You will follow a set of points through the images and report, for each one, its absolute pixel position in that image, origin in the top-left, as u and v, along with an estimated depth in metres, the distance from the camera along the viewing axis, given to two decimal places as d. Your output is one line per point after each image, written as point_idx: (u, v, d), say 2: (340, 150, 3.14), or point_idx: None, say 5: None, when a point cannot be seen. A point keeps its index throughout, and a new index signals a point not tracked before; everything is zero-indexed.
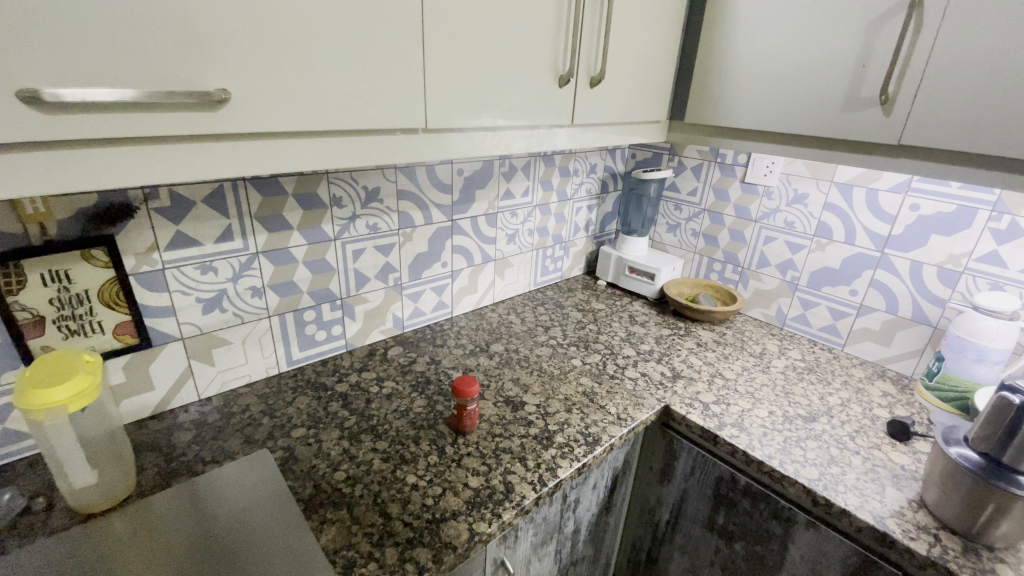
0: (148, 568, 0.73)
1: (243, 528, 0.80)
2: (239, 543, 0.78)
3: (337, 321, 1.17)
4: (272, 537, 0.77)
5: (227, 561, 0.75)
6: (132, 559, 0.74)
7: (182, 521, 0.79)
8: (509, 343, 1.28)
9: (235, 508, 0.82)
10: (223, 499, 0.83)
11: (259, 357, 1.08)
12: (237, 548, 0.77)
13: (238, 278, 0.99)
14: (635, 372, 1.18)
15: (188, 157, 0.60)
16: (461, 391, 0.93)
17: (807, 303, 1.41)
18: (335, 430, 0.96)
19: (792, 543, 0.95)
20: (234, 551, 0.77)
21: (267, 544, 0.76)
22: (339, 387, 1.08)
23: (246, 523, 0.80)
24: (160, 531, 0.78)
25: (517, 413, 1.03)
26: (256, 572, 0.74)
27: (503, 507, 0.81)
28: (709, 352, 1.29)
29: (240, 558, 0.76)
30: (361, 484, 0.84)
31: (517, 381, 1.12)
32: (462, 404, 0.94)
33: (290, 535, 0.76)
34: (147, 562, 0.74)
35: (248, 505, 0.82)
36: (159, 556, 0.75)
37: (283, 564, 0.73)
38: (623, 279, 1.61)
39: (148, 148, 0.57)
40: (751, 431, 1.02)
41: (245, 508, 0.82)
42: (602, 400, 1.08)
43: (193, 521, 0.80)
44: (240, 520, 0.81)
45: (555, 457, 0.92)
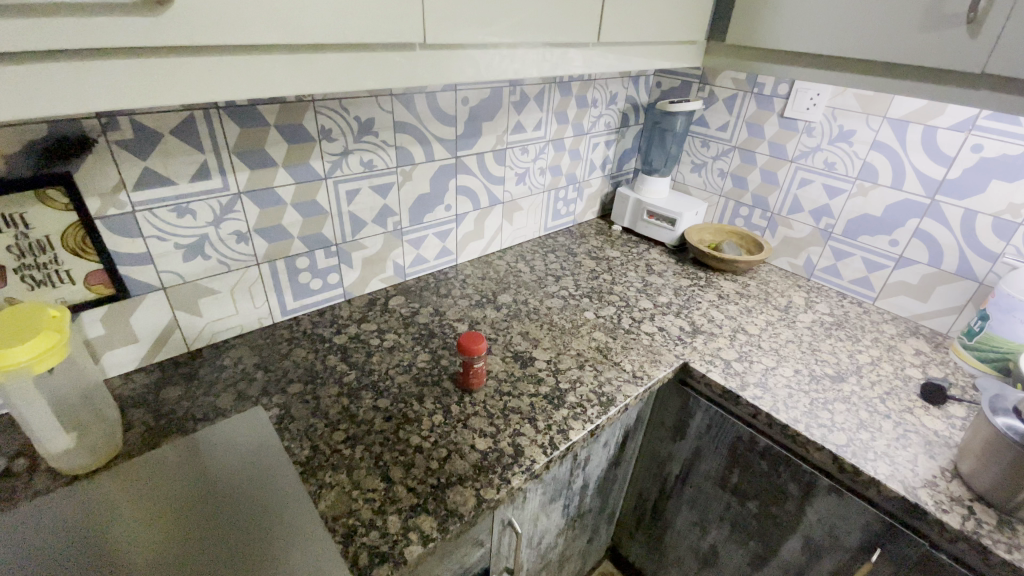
0: (139, 532, 0.70)
1: (234, 488, 0.75)
2: (231, 504, 0.74)
3: (333, 269, 1.08)
4: (268, 499, 0.73)
5: (219, 524, 0.71)
6: (127, 519, 0.70)
7: (170, 482, 0.75)
8: (517, 294, 1.19)
9: (226, 468, 0.77)
10: (213, 457, 0.79)
11: (251, 307, 1.00)
12: (230, 508, 0.73)
13: (220, 222, 0.90)
14: (652, 327, 1.11)
15: (126, 77, 0.47)
16: (467, 342, 0.86)
17: (840, 253, 1.30)
18: (334, 385, 0.90)
19: (810, 506, 0.92)
20: (227, 511, 0.73)
21: (261, 507, 0.72)
22: (337, 339, 1.02)
23: (239, 483, 0.76)
24: (149, 492, 0.74)
25: (527, 369, 0.96)
26: (254, 534, 0.70)
27: (512, 472, 0.77)
28: (731, 306, 1.21)
29: (233, 520, 0.72)
30: (363, 445, 0.79)
31: (526, 336, 1.05)
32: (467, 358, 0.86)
33: (284, 500, 0.72)
34: (140, 524, 0.71)
35: (240, 465, 0.77)
36: (157, 516, 0.72)
37: (278, 529, 0.69)
38: (640, 223, 1.50)
39: (70, 66, 0.45)
40: (776, 392, 0.96)
41: (237, 467, 0.77)
42: (617, 356, 1.01)
43: (183, 482, 0.75)
44: (231, 481, 0.76)
45: (567, 418, 0.86)
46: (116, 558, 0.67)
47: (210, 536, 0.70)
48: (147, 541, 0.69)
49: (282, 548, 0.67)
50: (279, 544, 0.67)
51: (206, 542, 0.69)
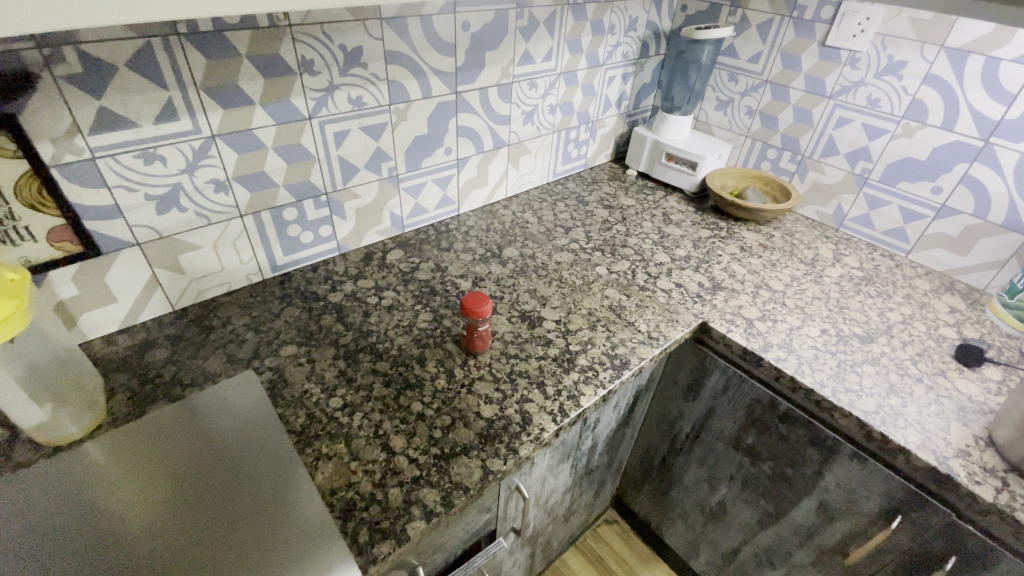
0: (127, 499, 0.65)
1: (228, 455, 0.71)
2: (225, 470, 0.69)
3: (325, 220, 1.00)
4: (263, 469, 0.68)
5: (212, 491, 0.67)
6: (115, 485, 0.66)
7: (160, 447, 0.71)
8: (524, 247, 1.11)
9: (220, 435, 0.73)
10: (206, 423, 0.74)
11: (237, 263, 0.93)
12: (223, 475, 0.68)
13: (194, 170, 0.81)
14: (669, 283, 1.03)
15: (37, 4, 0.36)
16: (468, 304, 0.79)
17: (874, 202, 1.20)
18: (329, 347, 0.84)
19: (828, 471, 0.88)
20: (219, 479, 0.68)
21: (257, 477, 0.68)
22: (331, 297, 0.95)
23: (233, 450, 0.71)
24: (137, 458, 0.69)
25: (535, 330, 0.90)
26: (247, 505, 0.65)
27: (520, 441, 0.72)
28: (754, 260, 1.13)
29: (227, 488, 0.67)
30: (362, 413, 0.74)
31: (534, 294, 0.98)
32: (468, 321, 0.80)
33: (281, 470, 0.68)
34: (130, 490, 0.66)
35: (234, 432, 0.73)
36: (144, 482, 0.67)
37: (276, 501, 0.65)
38: (657, 167, 1.38)
39: None
40: (801, 354, 0.90)
41: (231, 434, 0.73)
42: (631, 315, 0.94)
43: (174, 447, 0.71)
44: (225, 447, 0.72)
45: (578, 382, 0.81)
46: (102, 527, 0.62)
47: (202, 503, 0.65)
48: (135, 508, 0.64)
49: (280, 521, 0.63)
50: (276, 517, 0.63)
51: (197, 510, 0.65)
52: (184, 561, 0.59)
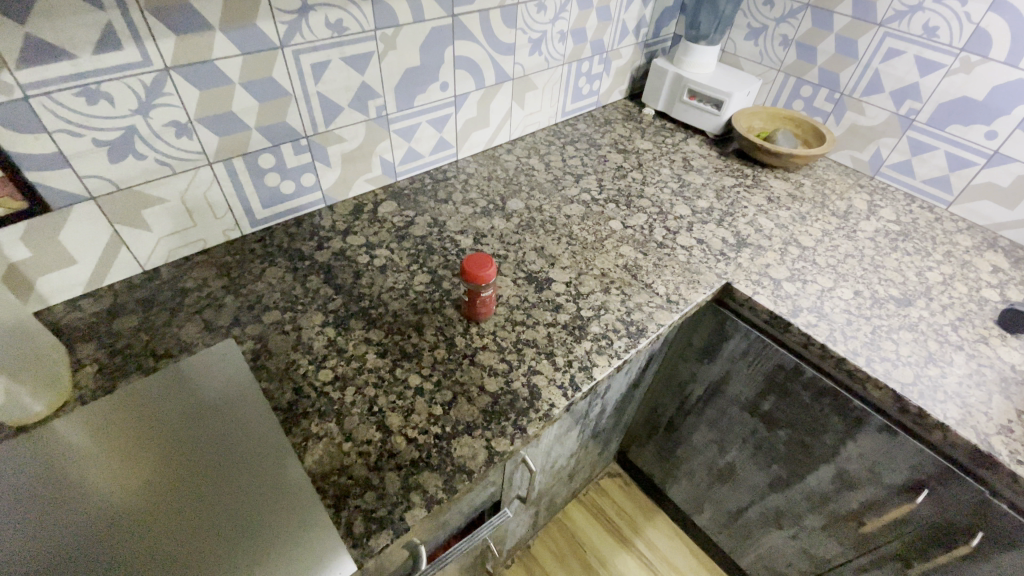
0: (101, 477, 0.60)
1: (211, 430, 0.65)
2: (207, 447, 0.63)
3: (307, 168, 0.89)
4: (248, 447, 0.63)
5: (193, 469, 0.61)
6: (89, 460, 0.61)
7: (136, 421, 0.65)
8: (530, 198, 1.01)
9: (202, 409, 0.67)
10: (185, 395, 0.68)
11: (211, 218, 0.84)
12: (205, 452, 0.63)
13: (149, 110, 0.69)
14: (690, 240, 0.94)
15: None
16: (472, 266, 0.71)
17: (918, 146, 1.09)
18: (317, 313, 0.76)
19: (851, 442, 0.84)
20: (200, 455, 0.62)
21: (241, 454, 0.62)
22: (318, 256, 0.86)
23: (217, 425, 0.65)
24: (110, 432, 0.63)
25: (543, 293, 0.81)
26: (231, 484, 0.60)
27: (528, 419, 0.65)
28: (781, 212, 1.03)
29: (210, 466, 0.61)
30: (355, 387, 0.67)
31: (541, 252, 0.89)
32: (473, 285, 0.71)
33: (268, 452, 0.62)
34: (104, 467, 0.60)
35: (217, 407, 0.67)
36: (119, 457, 0.61)
37: (262, 481, 0.59)
38: (677, 106, 1.25)
39: None
40: (833, 319, 0.82)
41: (214, 408, 0.67)
42: (648, 276, 0.86)
43: (151, 421, 0.65)
44: (208, 422, 0.65)
45: (591, 352, 0.74)
46: (74, 508, 0.57)
47: (182, 483, 0.60)
48: (109, 487, 0.59)
49: (268, 506, 0.57)
50: (263, 501, 0.58)
51: (176, 490, 0.59)
52: (160, 547, 0.54)
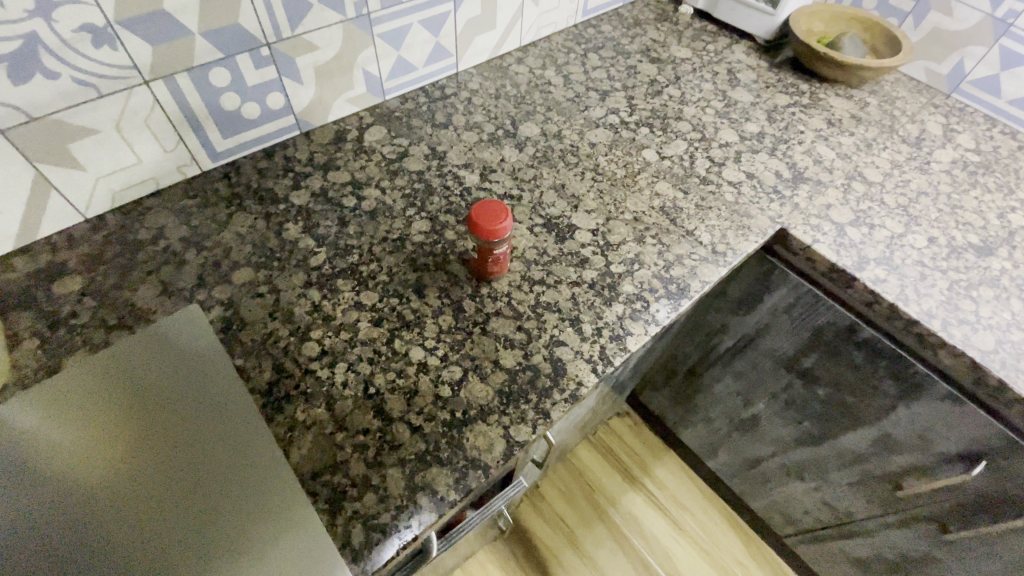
0: (43, 451, 0.47)
1: (181, 404, 0.51)
2: (176, 426, 0.50)
3: (273, 86, 0.72)
4: (228, 415, 0.51)
5: (160, 453, 0.48)
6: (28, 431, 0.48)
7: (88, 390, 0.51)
8: (547, 122, 0.84)
9: (169, 377, 0.53)
10: (151, 362, 0.54)
11: (159, 151, 0.68)
12: (175, 417, 0.50)
13: (51, 11, 0.52)
14: (738, 174, 0.80)
15: None
16: (475, 216, 0.58)
17: (1010, 58, 0.92)
18: (298, 271, 0.64)
19: (904, 407, 0.76)
20: (168, 420, 0.50)
21: (221, 423, 0.50)
22: (295, 199, 0.72)
23: (188, 386, 0.52)
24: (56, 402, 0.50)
25: (566, 244, 0.69)
26: (211, 456, 0.48)
27: (552, 400, 0.55)
28: (842, 140, 0.88)
29: (178, 450, 0.48)
30: (346, 364, 0.57)
31: (562, 191, 0.75)
32: (490, 237, 0.57)
33: (254, 443, 0.49)
34: (48, 439, 0.48)
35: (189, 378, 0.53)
36: (67, 425, 0.49)
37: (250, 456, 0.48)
38: (722, 3, 1.03)
39: None
40: (904, 272, 0.71)
41: (183, 366, 0.54)
42: (689, 221, 0.73)
43: (107, 388, 0.52)
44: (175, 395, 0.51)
45: (623, 317, 0.62)
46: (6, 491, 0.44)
47: (142, 472, 0.46)
48: (55, 464, 0.46)
49: (260, 486, 0.47)
50: (247, 503, 0.46)
51: (134, 480, 0.46)
52: (110, 556, 0.41)
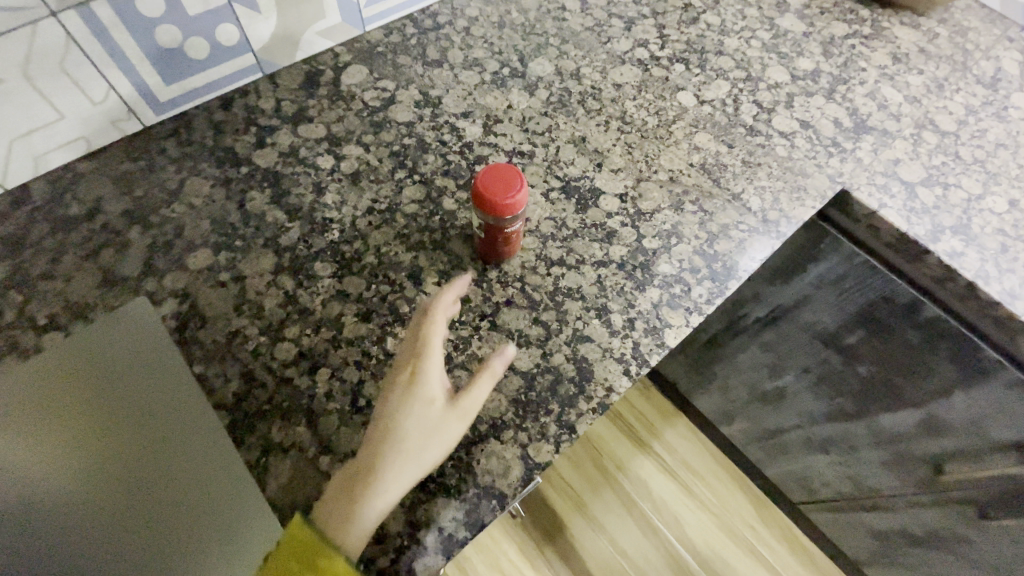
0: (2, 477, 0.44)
1: (134, 408, 0.46)
2: (139, 440, 0.45)
3: (223, 15, 0.57)
4: (184, 415, 0.45)
5: (113, 475, 0.44)
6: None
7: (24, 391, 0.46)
8: (561, 58, 0.70)
9: (118, 376, 0.47)
10: (89, 363, 0.48)
11: (86, 104, 0.55)
12: (128, 422, 0.45)
13: None
14: (790, 123, 0.67)
15: None
16: (472, 185, 0.47)
17: None
18: (266, 253, 0.53)
19: (961, 392, 0.67)
20: (122, 427, 0.45)
21: (179, 423, 0.45)
22: (259, 160, 0.59)
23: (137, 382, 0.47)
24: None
25: (588, 213, 0.57)
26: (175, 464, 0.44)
27: (576, 412, 0.46)
28: (910, 79, 0.74)
29: (139, 461, 0.44)
30: (329, 370, 0.47)
31: (582, 145, 0.62)
32: (495, 202, 0.46)
33: (211, 455, 0.44)
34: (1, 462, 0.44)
35: (130, 370, 0.47)
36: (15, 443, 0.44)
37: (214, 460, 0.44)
38: None
39: None
40: (984, 244, 0.60)
41: (127, 362, 0.48)
42: (734, 183, 0.61)
43: (51, 395, 0.46)
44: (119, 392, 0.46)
45: (659, 305, 0.52)
46: None
47: (123, 499, 0.43)
48: (20, 489, 0.43)
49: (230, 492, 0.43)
50: (223, 509, 0.43)
51: (104, 499, 0.43)
52: None
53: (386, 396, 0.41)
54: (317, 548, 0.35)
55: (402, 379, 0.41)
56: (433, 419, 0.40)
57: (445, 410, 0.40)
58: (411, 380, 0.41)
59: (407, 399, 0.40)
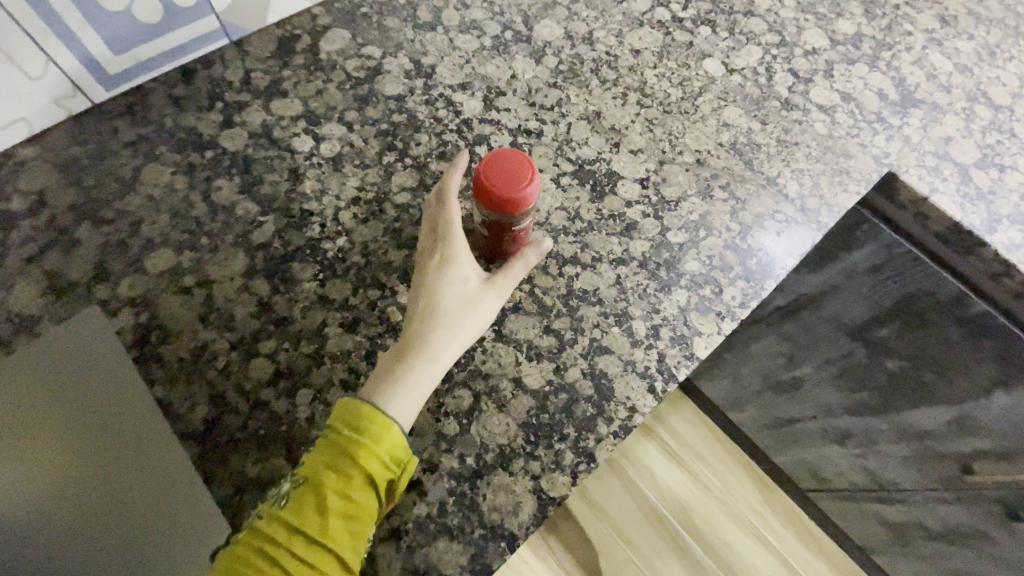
0: None
1: (71, 440, 0.39)
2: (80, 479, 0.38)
3: None
4: (136, 451, 0.39)
5: (50, 521, 0.37)
6: None
7: None
8: (571, 19, 0.61)
9: (52, 402, 0.40)
10: (18, 386, 0.40)
11: (24, 81, 0.46)
12: (64, 458, 0.38)
13: None
14: (830, 97, 0.60)
15: None
16: (474, 180, 0.40)
17: None
18: (236, 254, 0.46)
19: (1003, 393, 0.62)
20: (58, 464, 0.38)
21: (129, 460, 0.39)
22: (226, 143, 0.51)
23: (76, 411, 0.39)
24: None
25: (604, 202, 0.50)
26: (125, 509, 0.38)
27: (594, 437, 0.41)
28: (961, 43, 0.66)
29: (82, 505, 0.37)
30: (311, 392, 0.41)
31: (597, 122, 0.55)
32: (501, 195, 0.39)
33: (170, 498, 0.38)
34: None
35: (59, 379, 0.41)
36: None
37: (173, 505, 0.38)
38: None
39: None
40: None
41: (64, 386, 0.40)
42: (768, 166, 0.54)
43: None
44: (44, 403, 0.40)
45: (686, 309, 0.46)
46: None
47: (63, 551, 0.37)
48: None
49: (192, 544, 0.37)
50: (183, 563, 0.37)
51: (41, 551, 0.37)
52: None
53: (420, 282, 0.41)
54: (371, 414, 0.35)
55: (433, 263, 0.42)
56: (470, 292, 0.41)
57: (483, 286, 0.42)
58: (442, 263, 0.42)
59: (441, 278, 0.41)
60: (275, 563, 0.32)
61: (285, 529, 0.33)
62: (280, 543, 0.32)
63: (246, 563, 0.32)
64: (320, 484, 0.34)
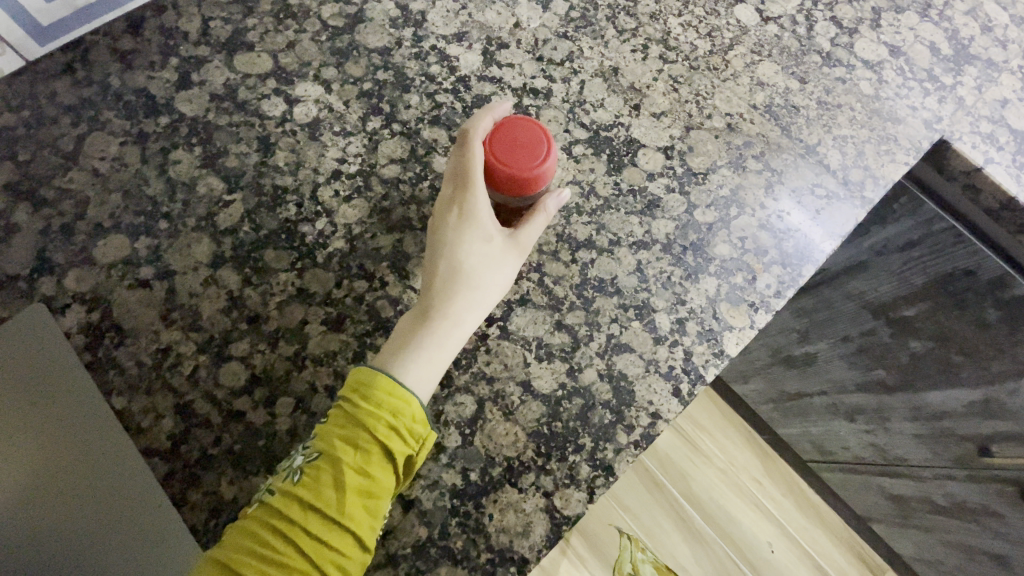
0: None
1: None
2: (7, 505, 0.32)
3: None
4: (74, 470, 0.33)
5: None
6: None
7: None
8: None
9: None
10: None
11: None
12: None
13: None
14: (878, 51, 0.52)
15: None
16: (498, 140, 0.36)
17: None
18: (200, 239, 0.40)
19: None
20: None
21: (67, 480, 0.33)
22: (184, 107, 0.44)
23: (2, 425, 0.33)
24: None
25: (622, 175, 0.44)
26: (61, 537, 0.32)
27: (614, 446, 0.36)
28: None
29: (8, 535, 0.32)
30: (293, 398, 0.36)
31: (613, 80, 0.47)
32: (511, 172, 0.35)
33: (120, 523, 0.33)
34: None
35: None
36: None
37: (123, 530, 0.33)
38: None
39: None
40: None
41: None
42: (807, 133, 0.47)
43: None
44: None
45: (716, 299, 0.41)
46: None
47: None
48: None
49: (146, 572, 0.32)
50: None
51: None
52: None
53: (436, 238, 0.36)
54: (388, 390, 0.31)
55: (450, 214, 0.36)
56: (494, 251, 0.36)
57: (507, 243, 0.37)
58: (460, 216, 0.36)
59: (461, 235, 0.36)
60: (292, 541, 0.29)
61: (300, 507, 0.30)
62: (297, 525, 0.30)
63: (264, 542, 0.29)
64: (338, 460, 0.30)
